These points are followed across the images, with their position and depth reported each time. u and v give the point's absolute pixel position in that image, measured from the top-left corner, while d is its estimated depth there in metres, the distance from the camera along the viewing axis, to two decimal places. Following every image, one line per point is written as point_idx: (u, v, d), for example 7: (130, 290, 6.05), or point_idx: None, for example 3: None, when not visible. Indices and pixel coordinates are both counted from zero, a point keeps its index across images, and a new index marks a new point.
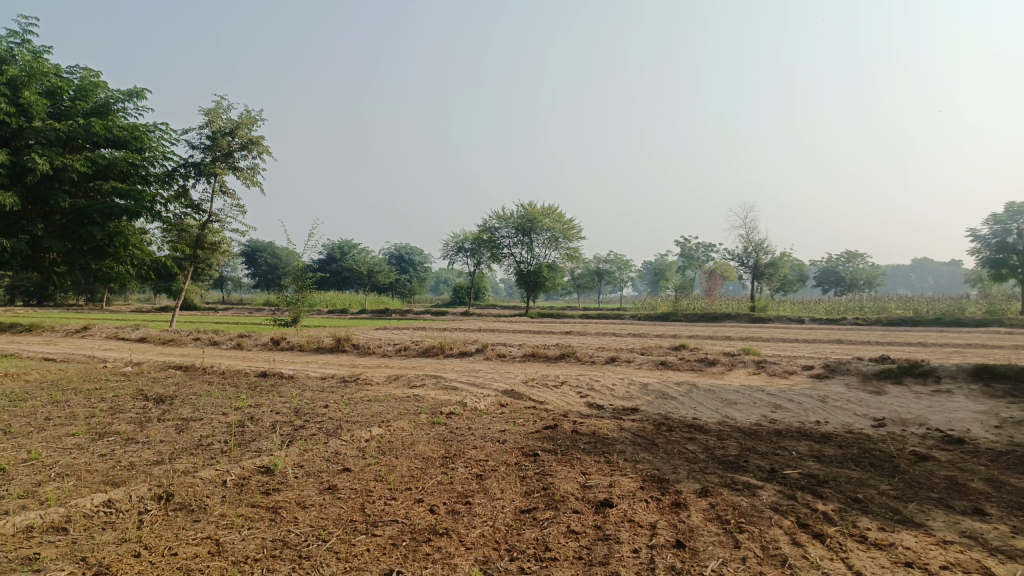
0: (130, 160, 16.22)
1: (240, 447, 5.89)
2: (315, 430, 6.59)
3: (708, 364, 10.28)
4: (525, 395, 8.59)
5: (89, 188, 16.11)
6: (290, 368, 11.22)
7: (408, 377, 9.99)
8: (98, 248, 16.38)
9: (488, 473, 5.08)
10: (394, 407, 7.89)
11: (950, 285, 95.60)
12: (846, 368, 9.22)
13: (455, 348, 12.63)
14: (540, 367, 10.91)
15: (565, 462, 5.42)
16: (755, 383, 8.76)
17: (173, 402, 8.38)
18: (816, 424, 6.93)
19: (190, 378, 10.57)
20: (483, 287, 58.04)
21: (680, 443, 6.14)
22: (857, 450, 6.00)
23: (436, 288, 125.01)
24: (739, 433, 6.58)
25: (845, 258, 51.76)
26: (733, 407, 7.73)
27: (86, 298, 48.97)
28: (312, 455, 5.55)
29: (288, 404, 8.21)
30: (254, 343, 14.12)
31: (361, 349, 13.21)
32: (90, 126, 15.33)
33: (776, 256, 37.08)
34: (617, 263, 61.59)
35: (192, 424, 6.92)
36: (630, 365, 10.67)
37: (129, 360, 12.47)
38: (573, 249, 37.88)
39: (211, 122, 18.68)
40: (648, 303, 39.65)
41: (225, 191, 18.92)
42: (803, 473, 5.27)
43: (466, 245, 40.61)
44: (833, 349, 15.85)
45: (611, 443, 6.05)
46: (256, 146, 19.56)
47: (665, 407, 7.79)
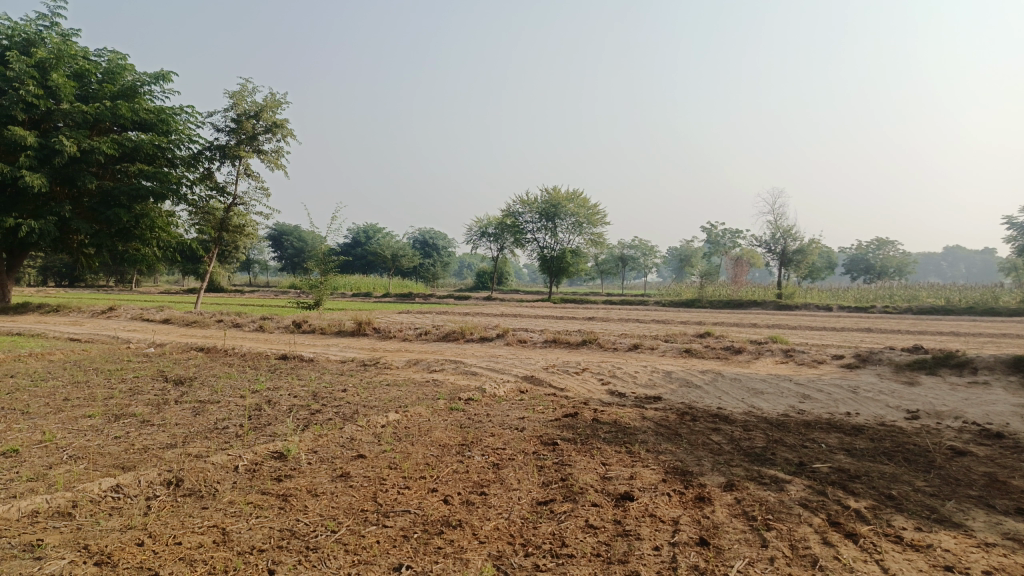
0: (156, 142, 16.25)
1: (255, 431, 5.82)
2: (332, 415, 6.51)
3: (734, 352, 10.03)
4: (546, 381, 8.43)
5: (115, 170, 16.17)
6: (311, 350, 11.18)
7: (428, 362, 9.89)
8: (125, 230, 16.49)
9: (505, 462, 4.93)
10: (412, 392, 7.79)
11: (983, 274, 93.50)
12: (878, 358, 8.92)
13: (476, 333, 12.50)
14: (562, 353, 10.74)
15: (585, 451, 5.25)
16: (782, 373, 8.51)
17: (192, 383, 8.36)
18: (846, 415, 6.69)
19: (211, 359, 10.60)
20: (507, 272, 57.86)
21: (705, 433, 5.94)
22: (890, 444, 5.75)
23: (460, 273, 125.19)
24: (766, 424, 6.36)
25: (875, 245, 50.73)
26: (759, 396, 7.51)
27: (115, 280, 49.76)
28: (326, 441, 5.45)
29: (306, 387, 8.14)
30: (276, 326, 14.13)
31: (381, 332, 13.14)
32: (117, 108, 15.36)
33: (805, 242, 36.39)
34: (641, 248, 61.08)
35: (209, 407, 6.87)
36: (653, 353, 10.45)
37: (152, 341, 12.55)
38: (597, 234, 37.53)
39: (236, 104, 18.63)
40: (672, 289, 39.23)
41: (250, 174, 18.91)
42: (834, 467, 5.05)
43: (489, 229, 40.41)
44: (862, 338, 15.47)
45: (633, 433, 5.87)
46: (280, 128, 19.48)
47: (689, 396, 7.59)
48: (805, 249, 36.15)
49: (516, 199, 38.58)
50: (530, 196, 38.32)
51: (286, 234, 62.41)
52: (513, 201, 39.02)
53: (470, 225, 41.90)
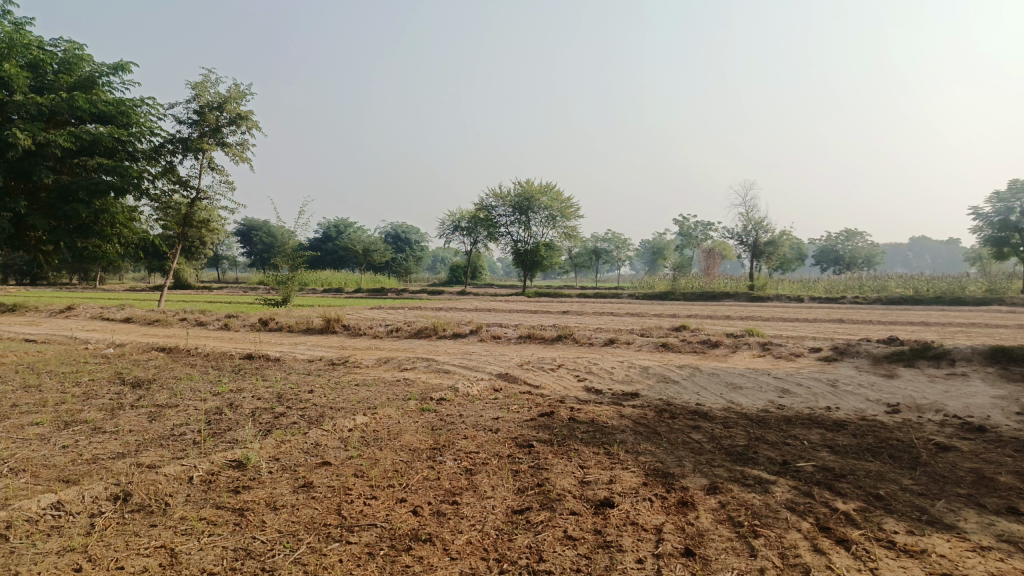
0: (116, 135, 15.67)
1: (214, 438, 5.50)
2: (297, 418, 6.20)
3: (711, 346, 9.89)
4: (520, 379, 8.20)
5: (74, 164, 15.52)
6: (278, 350, 10.81)
7: (399, 360, 9.61)
8: (84, 226, 15.85)
9: (478, 467, 4.68)
10: (382, 392, 7.51)
11: (948, 264, 95.28)
12: (856, 351, 8.84)
13: (449, 329, 12.23)
14: (537, 349, 10.50)
15: (562, 454, 5.04)
16: (761, 367, 8.38)
17: (150, 386, 7.98)
18: (827, 410, 6.57)
19: (173, 360, 10.19)
20: (481, 267, 57.53)
21: (684, 432, 5.75)
22: (873, 440, 5.62)
23: (433, 268, 124.52)
24: (746, 420, 6.20)
25: (844, 236, 51.30)
26: (738, 391, 7.36)
27: (78, 278, 48.55)
28: (289, 447, 5.16)
29: (271, 389, 7.80)
30: (242, 324, 13.72)
31: (351, 330, 12.80)
32: (74, 100, 14.76)
33: (776, 234, 36.61)
34: (615, 241, 61.25)
35: (166, 412, 6.51)
36: (630, 348, 10.25)
37: (111, 341, 12.07)
38: (571, 227, 37.39)
39: (198, 95, 18.09)
40: (646, 282, 39.27)
41: (214, 167, 18.39)
42: (818, 466, 4.90)
43: (462, 223, 40.04)
44: (836, 329, 15.45)
45: (611, 432, 5.67)
46: (245, 121, 18.99)
47: (667, 392, 7.42)
48: (776, 241, 36.39)
49: (489, 193, 38.27)
50: (503, 190, 38.04)
51: (255, 229, 61.37)
52: (486, 195, 38.70)
53: (443, 219, 41.49)
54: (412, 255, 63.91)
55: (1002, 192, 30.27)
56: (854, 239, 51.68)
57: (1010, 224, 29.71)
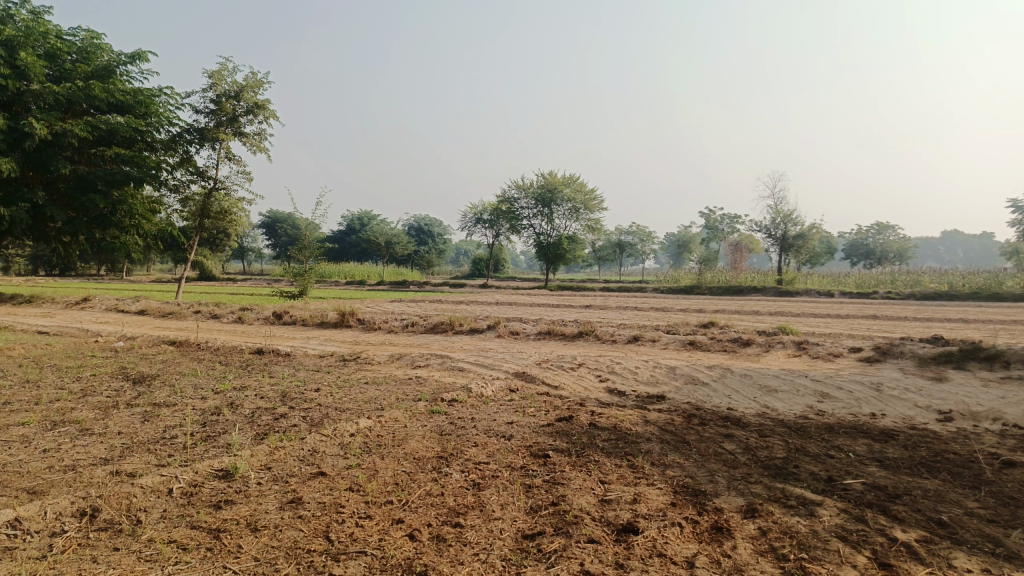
0: (134, 125, 15.39)
1: (205, 442, 5.11)
2: (297, 420, 5.79)
3: (742, 344, 9.33)
4: (538, 379, 7.73)
5: (92, 154, 15.14)
6: (289, 344, 10.46)
7: (412, 357, 9.18)
8: (102, 217, 15.58)
9: (487, 482, 4.22)
10: (391, 391, 7.09)
11: (982, 258, 92.79)
12: (899, 351, 8.22)
13: (466, 324, 11.80)
14: (557, 347, 10.01)
15: (580, 466, 4.56)
16: (796, 368, 7.82)
17: (151, 383, 7.62)
18: (871, 417, 6.02)
19: (181, 354, 9.87)
20: (503, 260, 57.12)
21: (716, 441, 5.25)
22: (927, 452, 5.06)
23: (456, 260, 124.36)
24: (783, 428, 5.68)
25: (875, 229, 49.95)
26: (773, 395, 6.82)
27: (105, 269, 49.13)
28: (284, 454, 4.75)
29: (276, 387, 7.42)
30: (256, 317, 13.42)
31: (366, 324, 12.43)
32: (90, 89, 14.45)
33: (805, 227, 35.68)
34: (639, 234, 60.46)
35: (162, 412, 6.15)
36: (655, 346, 9.74)
37: (122, 334, 11.79)
38: (594, 220, 36.76)
39: (215, 84, 17.79)
40: (670, 276, 38.54)
41: (231, 157, 18.09)
42: (868, 484, 4.37)
43: (484, 216, 39.53)
44: (871, 327, 14.75)
45: (635, 441, 5.18)
46: (263, 110, 18.69)
47: (696, 395, 6.91)
48: (806, 234, 35.44)
49: (512, 184, 37.75)
50: (526, 181, 37.50)
51: (278, 222, 61.55)
52: (508, 187, 38.22)
53: (465, 211, 41.07)
54: (435, 247, 63.63)
55: None
56: (886, 233, 50.29)
57: None
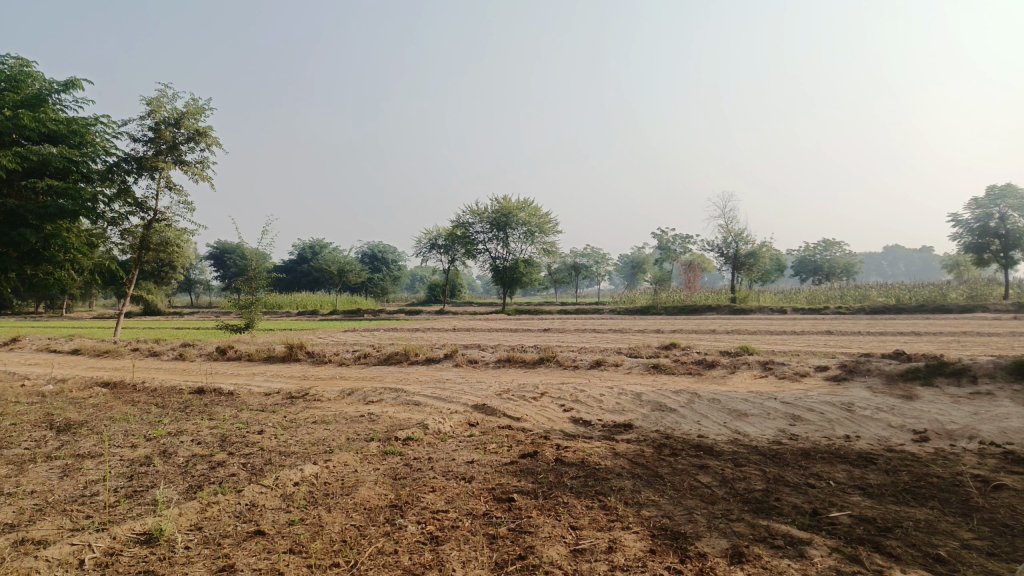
0: (67, 155, 14.57)
1: (130, 500, 4.55)
2: (236, 469, 5.27)
3: (707, 366, 9.08)
4: (499, 411, 7.33)
5: (22, 187, 14.21)
6: (232, 382, 9.84)
7: (365, 391, 8.69)
8: (35, 253, 14.55)
9: (447, 534, 3.80)
10: (342, 431, 6.60)
11: (923, 272, 96.02)
12: (866, 368, 8.06)
13: (421, 355, 11.34)
14: (517, 375, 9.61)
15: (547, 510, 4.18)
16: (764, 390, 7.57)
17: (77, 431, 6.97)
18: (846, 440, 5.79)
19: (116, 396, 9.20)
20: (458, 284, 56.70)
21: (690, 474, 4.92)
22: (910, 478, 4.81)
23: (411, 286, 123.25)
24: (758, 456, 5.40)
25: (822, 245, 51.11)
26: (744, 420, 6.55)
27: (43, 306, 47.03)
28: (217, 511, 4.24)
29: (216, 431, 6.85)
30: (198, 353, 12.72)
31: (316, 357, 11.87)
32: (19, 119, 13.60)
33: (756, 246, 36.18)
34: (594, 256, 60.77)
35: (85, 465, 5.55)
36: (619, 370, 9.44)
37: (51, 376, 10.99)
38: (550, 243, 36.66)
39: (153, 112, 17.10)
40: (626, 297, 38.56)
41: (172, 187, 17.36)
42: (855, 516, 4.08)
43: (438, 241, 39.07)
44: (828, 342, 14.76)
45: (604, 478, 4.82)
46: (204, 137, 18.06)
47: (664, 422, 6.60)
48: (757, 252, 35.94)
49: (465, 209, 37.44)
50: (480, 206, 37.24)
51: (227, 252, 60.00)
52: (462, 212, 37.87)
53: (419, 237, 40.53)
54: (389, 274, 62.76)
55: (979, 197, 29.79)
56: (832, 250, 51.40)
57: (988, 231, 29.22)
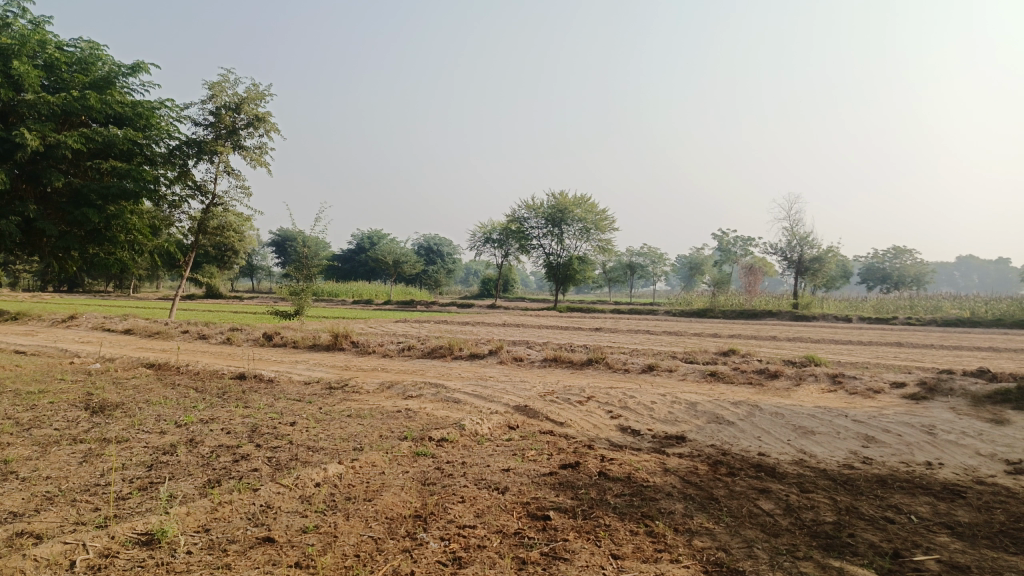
0: (131, 137, 14.49)
1: (142, 494, 4.29)
2: (259, 464, 4.99)
3: (769, 376, 8.45)
4: (542, 414, 6.89)
5: (88, 167, 14.36)
6: (273, 370, 9.67)
7: (404, 386, 8.37)
8: (96, 232, 14.68)
9: (470, 556, 3.39)
10: (374, 428, 6.26)
11: (1000, 283, 91.03)
12: (949, 388, 7.32)
13: (466, 350, 10.99)
14: (563, 376, 9.16)
15: (586, 533, 3.72)
16: (833, 406, 6.93)
17: (109, 414, 6.83)
18: (927, 467, 5.17)
19: (159, 379, 9.14)
20: (511, 279, 56.43)
21: (749, 499, 4.39)
22: (1006, 517, 4.18)
23: (467, 281, 123.89)
24: (827, 481, 4.82)
25: (892, 253, 48.70)
26: (810, 438, 5.95)
27: (112, 285, 48.66)
28: (229, 512, 3.93)
29: (247, 420, 6.60)
30: (245, 338, 12.66)
31: (359, 348, 11.65)
32: (86, 99, 13.59)
33: (822, 250, 34.70)
34: (651, 255, 59.58)
35: (107, 451, 5.35)
36: (672, 376, 8.89)
37: (100, 355, 11.05)
38: (606, 241, 35.96)
39: (215, 96, 17.22)
40: (683, 298, 37.52)
41: (230, 171, 17.45)
42: (943, 562, 3.51)
43: (493, 235, 38.76)
44: (900, 355, 13.79)
45: (653, 498, 4.33)
46: (264, 123, 18.13)
47: (720, 436, 6.06)
48: (822, 257, 34.47)
49: (521, 204, 37.05)
50: (536, 201, 36.79)
51: (287, 240, 61.17)
52: (518, 206, 37.48)
53: (474, 230, 40.31)
54: (444, 267, 62.94)
55: None
56: (902, 257, 49.00)
57: None
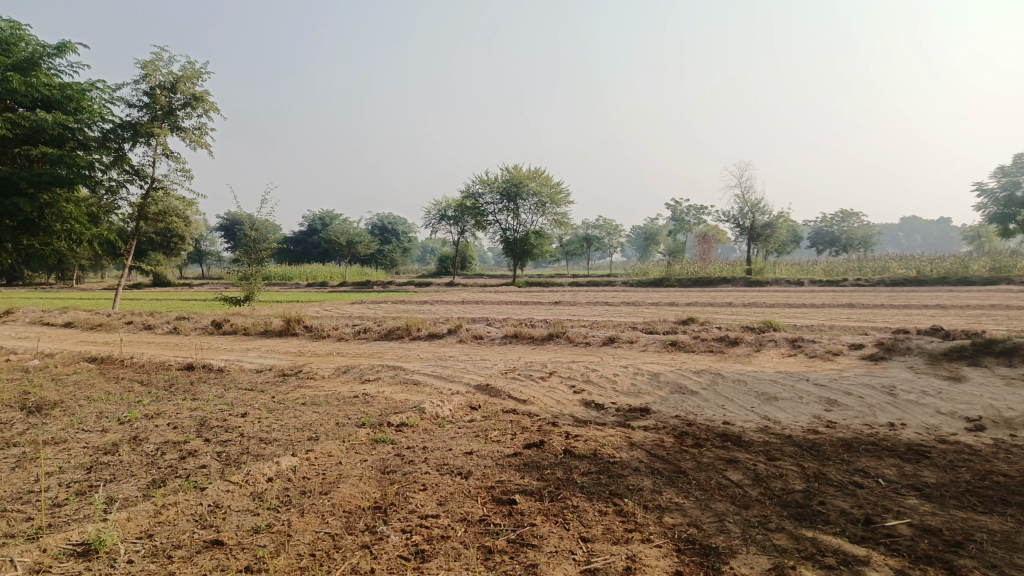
0: (62, 121, 13.70)
1: (79, 499, 4.00)
2: (208, 460, 4.72)
3: (730, 343, 8.45)
4: (503, 392, 6.73)
5: (16, 154, 13.53)
6: (224, 358, 9.31)
7: (361, 369, 8.12)
8: (29, 223, 13.90)
9: (433, 548, 3.22)
10: (331, 415, 6.02)
11: (940, 243, 94.13)
12: (905, 347, 7.40)
13: (424, 329, 10.76)
14: (525, 352, 9.01)
15: (554, 516, 3.58)
16: (794, 370, 6.93)
17: (47, 414, 6.43)
18: (890, 428, 5.17)
19: (102, 373, 8.71)
20: (468, 256, 56.08)
21: (718, 470, 4.31)
22: (971, 475, 4.18)
23: (422, 259, 122.94)
24: (793, 448, 4.78)
25: (839, 216, 49.68)
26: (774, 404, 5.93)
27: (54, 277, 46.84)
28: (174, 515, 3.68)
29: (196, 413, 6.29)
30: (193, 327, 12.19)
31: (314, 332, 11.34)
32: (8, 82, 12.74)
33: (773, 216, 35.17)
34: (606, 227, 59.76)
35: (42, 454, 5.01)
36: (634, 348, 8.82)
37: (38, 351, 10.50)
38: (561, 214, 35.88)
39: (147, 76, 16.43)
40: (639, 268, 37.71)
41: (169, 154, 16.73)
42: (915, 526, 3.47)
43: (448, 212, 38.30)
44: (853, 317, 14.02)
45: (620, 475, 4.21)
46: (202, 102, 17.41)
47: (685, 406, 6.00)
48: (774, 223, 34.96)
49: (475, 179, 36.64)
50: (490, 176, 36.42)
51: (237, 224, 59.64)
52: (471, 182, 37.06)
53: (428, 208, 39.79)
54: (400, 246, 62.24)
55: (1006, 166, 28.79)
56: (850, 220, 50.08)
57: (1016, 200, 28.08)
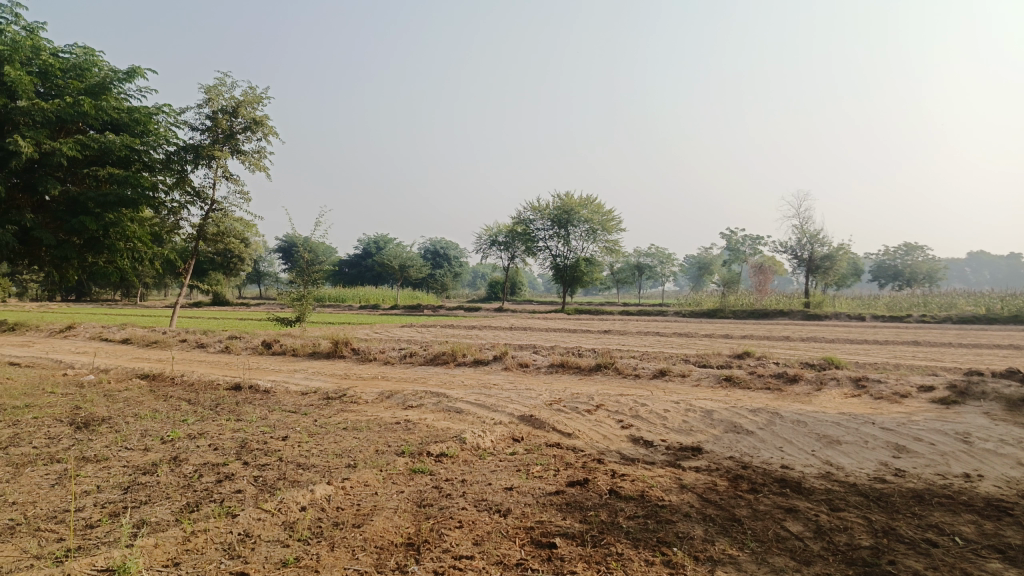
0: (128, 143, 14.16)
1: (112, 521, 3.93)
2: (243, 485, 4.63)
3: (788, 380, 8.05)
4: (548, 424, 6.51)
5: (85, 174, 14.01)
6: (270, 379, 9.32)
7: (405, 395, 8.00)
8: (94, 241, 14.34)
9: None
10: (371, 442, 5.90)
11: (1011, 280, 90.09)
12: (980, 391, 6.90)
13: (470, 356, 10.62)
14: (572, 383, 8.78)
15: (597, 564, 3.33)
16: (858, 412, 6.52)
17: (94, 430, 6.48)
18: (966, 480, 4.76)
19: (153, 390, 8.82)
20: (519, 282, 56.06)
21: (775, 519, 4.01)
22: None
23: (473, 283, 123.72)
24: (858, 498, 4.43)
25: (903, 250, 47.95)
26: (837, 448, 5.56)
27: (121, 294, 48.60)
28: (202, 543, 3.57)
29: (238, 435, 6.25)
30: (244, 347, 12.33)
31: (360, 355, 11.33)
32: (80, 106, 13.24)
33: (833, 248, 34.10)
34: (659, 256, 59.02)
35: (84, 471, 5.00)
36: (685, 381, 8.50)
37: (95, 366, 10.73)
38: (613, 242, 35.57)
39: (211, 100, 16.94)
40: (692, 299, 37.00)
41: (228, 176, 17.17)
42: None
43: (499, 238, 38.37)
44: (919, 355, 13.31)
45: (669, 520, 3.94)
46: (262, 126, 17.86)
47: (739, 447, 5.67)
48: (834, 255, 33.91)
49: (526, 205, 36.68)
50: (541, 202, 36.42)
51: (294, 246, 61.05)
52: (523, 208, 37.10)
53: (480, 233, 39.97)
54: (451, 271, 62.68)
55: None
56: (914, 254, 48.29)
57: None
